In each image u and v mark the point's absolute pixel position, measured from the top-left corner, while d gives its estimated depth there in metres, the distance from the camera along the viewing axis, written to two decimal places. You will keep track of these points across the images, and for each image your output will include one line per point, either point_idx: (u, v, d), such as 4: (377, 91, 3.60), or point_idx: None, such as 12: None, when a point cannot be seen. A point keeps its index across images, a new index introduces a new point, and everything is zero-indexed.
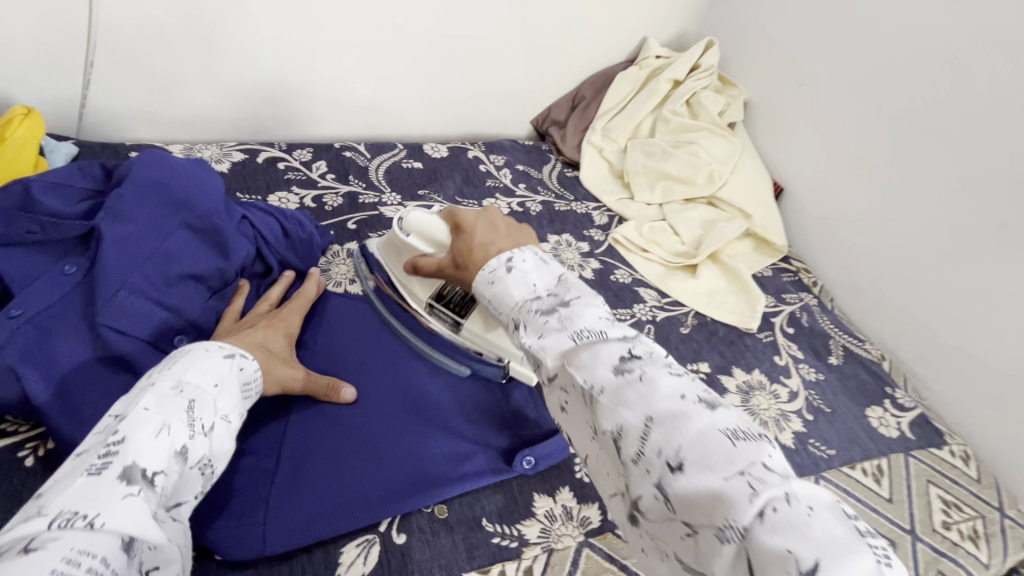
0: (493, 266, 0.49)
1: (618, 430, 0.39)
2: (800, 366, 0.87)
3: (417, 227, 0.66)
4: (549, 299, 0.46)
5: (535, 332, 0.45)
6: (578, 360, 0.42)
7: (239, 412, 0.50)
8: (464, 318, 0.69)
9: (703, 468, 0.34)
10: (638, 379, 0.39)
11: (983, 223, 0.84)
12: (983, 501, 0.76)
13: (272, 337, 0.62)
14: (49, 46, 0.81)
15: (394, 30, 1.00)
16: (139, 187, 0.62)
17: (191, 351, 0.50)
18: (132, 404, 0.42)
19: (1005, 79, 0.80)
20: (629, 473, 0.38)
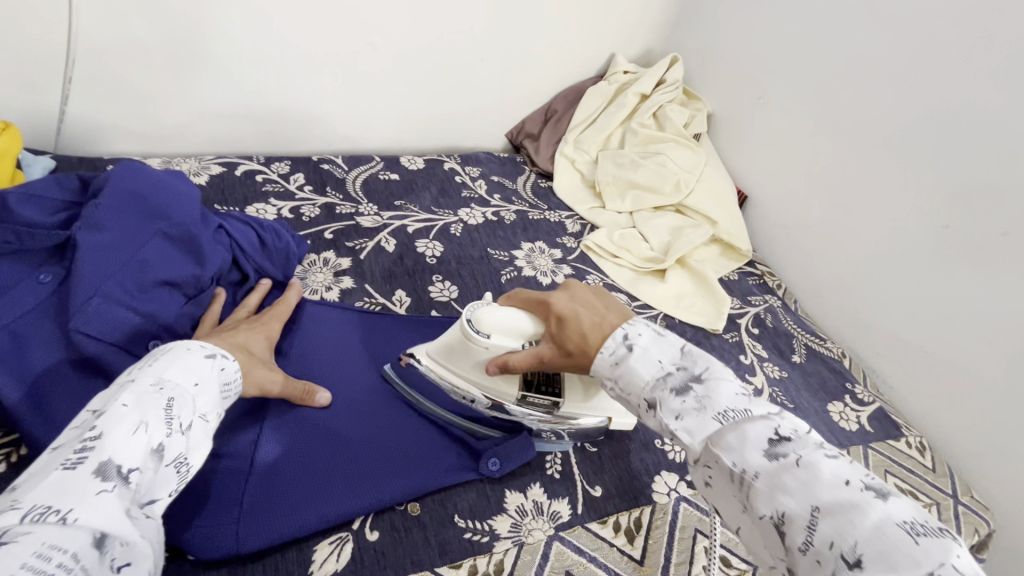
0: (613, 347, 0.54)
1: (779, 515, 0.40)
2: (765, 365, 0.91)
3: (495, 324, 0.64)
4: (680, 375, 0.49)
5: (669, 404, 0.48)
6: (725, 442, 0.45)
7: (216, 412, 0.52)
8: (562, 395, 0.66)
9: (882, 564, 0.35)
10: (795, 465, 0.41)
11: (928, 224, 0.89)
12: (937, 488, 0.79)
13: (253, 341, 0.64)
14: (28, 63, 0.82)
15: (370, 48, 1.04)
16: (117, 197, 0.63)
17: (174, 351, 0.53)
18: (111, 401, 0.44)
19: (943, 91, 0.86)
20: (795, 559, 0.40)
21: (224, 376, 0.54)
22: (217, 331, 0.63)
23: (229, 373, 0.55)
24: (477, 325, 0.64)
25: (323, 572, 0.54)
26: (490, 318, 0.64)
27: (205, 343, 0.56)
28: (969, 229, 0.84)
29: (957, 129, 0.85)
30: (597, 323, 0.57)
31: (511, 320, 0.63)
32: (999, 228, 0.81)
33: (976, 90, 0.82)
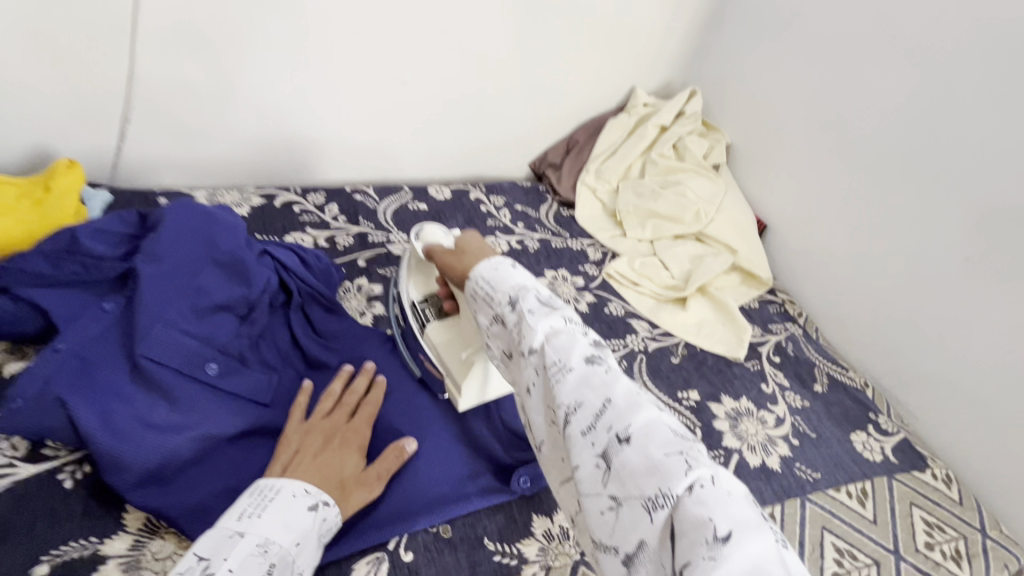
0: (500, 262, 0.56)
1: (576, 405, 0.43)
2: (787, 394, 0.92)
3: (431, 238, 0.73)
4: (542, 293, 0.52)
5: (529, 301, 0.50)
6: (556, 341, 0.47)
7: (312, 567, 0.52)
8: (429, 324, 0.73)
9: (647, 446, 0.40)
10: (605, 371, 0.45)
11: (949, 256, 0.91)
12: (965, 522, 0.79)
13: (347, 457, 0.61)
14: (92, 104, 0.89)
15: (403, 85, 1.10)
16: (171, 231, 0.68)
17: (281, 497, 0.53)
18: (219, 560, 0.46)
19: (961, 126, 0.89)
20: (573, 444, 0.43)
21: (324, 526, 0.54)
22: (310, 452, 0.60)
23: (331, 520, 0.55)
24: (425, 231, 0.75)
25: None
26: (430, 232, 0.73)
27: (309, 485, 0.55)
28: (991, 260, 0.86)
29: (976, 163, 0.87)
30: (471, 249, 0.61)
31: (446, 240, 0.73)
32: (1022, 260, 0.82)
33: (994, 126, 0.85)
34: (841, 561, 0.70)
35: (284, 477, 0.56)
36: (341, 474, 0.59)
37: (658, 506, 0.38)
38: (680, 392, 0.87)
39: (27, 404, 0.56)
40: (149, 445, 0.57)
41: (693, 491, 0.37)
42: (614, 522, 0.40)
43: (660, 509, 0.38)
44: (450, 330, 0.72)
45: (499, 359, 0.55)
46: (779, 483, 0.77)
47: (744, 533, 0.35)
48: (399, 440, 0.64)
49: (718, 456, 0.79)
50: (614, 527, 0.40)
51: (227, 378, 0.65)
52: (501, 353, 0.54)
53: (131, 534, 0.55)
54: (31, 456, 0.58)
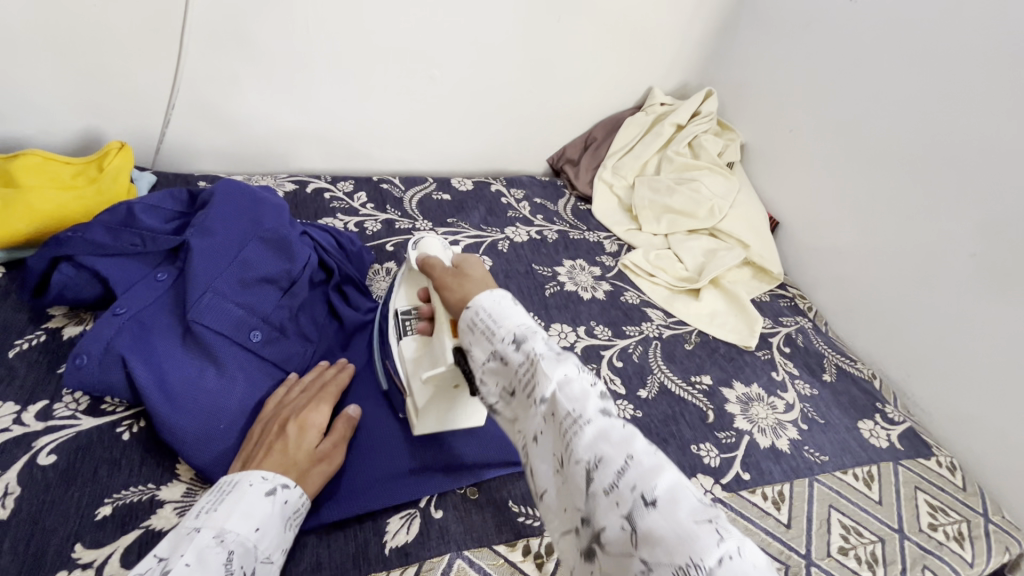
0: (499, 296, 0.55)
1: (594, 459, 0.42)
2: (796, 381, 0.95)
3: (432, 249, 0.71)
4: (546, 342, 0.50)
5: (538, 344, 0.50)
6: (568, 391, 0.45)
7: (281, 547, 0.52)
8: (404, 339, 0.67)
9: (675, 510, 0.38)
10: (619, 426, 0.44)
11: (957, 252, 0.94)
12: (968, 506, 0.82)
13: (307, 433, 0.59)
14: (140, 90, 0.95)
15: (430, 80, 1.14)
16: (220, 209, 0.73)
17: (237, 487, 0.51)
18: (175, 555, 0.46)
19: (968, 127, 0.92)
20: (595, 503, 0.41)
21: (288, 508, 0.53)
22: (267, 441, 0.58)
23: (293, 501, 0.54)
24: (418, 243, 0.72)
25: (395, 542, 0.59)
26: (428, 243, 0.71)
27: (266, 470, 0.54)
28: (996, 256, 0.89)
29: (982, 162, 0.90)
30: (470, 272, 0.61)
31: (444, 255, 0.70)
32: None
33: (998, 127, 0.88)
34: (848, 537, 0.73)
35: (242, 470, 0.55)
36: (298, 453, 0.57)
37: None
38: (693, 376, 0.91)
39: (92, 361, 0.61)
40: (198, 406, 0.62)
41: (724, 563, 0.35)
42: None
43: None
44: (421, 351, 0.65)
45: (497, 401, 0.53)
46: (788, 463, 0.80)
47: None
48: (348, 416, 0.64)
49: (730, 436, 0.82)
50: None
51: (269, 347, 0.69)
52: (501, 397, 0.53)
53: (183, 483, 0.59)
54: (92, 410, 0.62)
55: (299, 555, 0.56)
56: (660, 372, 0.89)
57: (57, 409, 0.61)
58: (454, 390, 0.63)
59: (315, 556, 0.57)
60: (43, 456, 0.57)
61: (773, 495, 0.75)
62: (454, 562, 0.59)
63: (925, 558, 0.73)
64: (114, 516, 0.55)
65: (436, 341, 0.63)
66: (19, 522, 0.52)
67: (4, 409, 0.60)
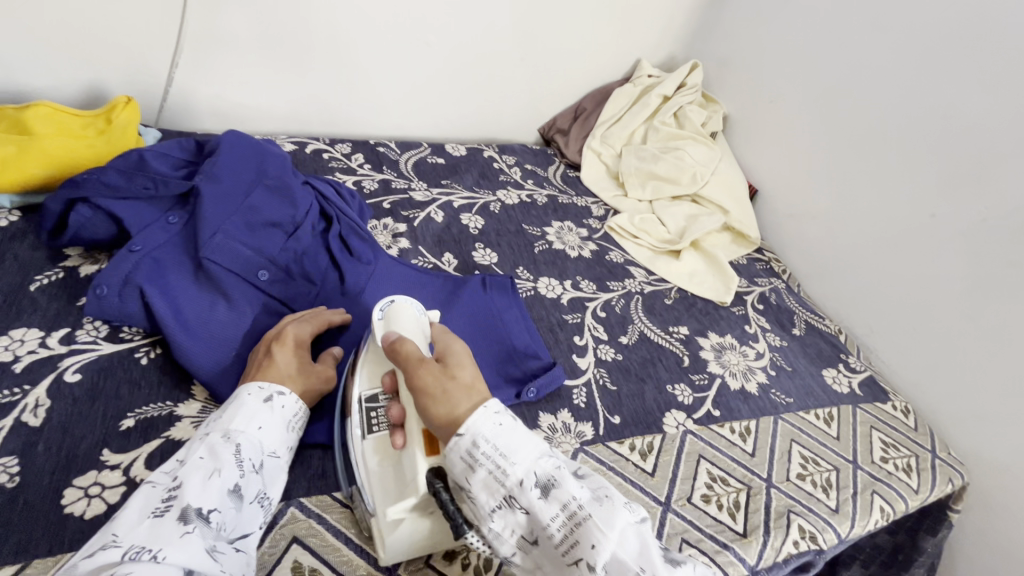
0: (501, 415, 0.51)
1: None
2: (767, 334, 1.02)
3: (403, 326, 0.62)
4: (576, 486, 0.48)
5: (568, 486, 0.48)
6: (627, 545, 0.45)
7: (286, 445, 0.57)
8: (370, 440, 0.58)
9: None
10: (686, 575, 0.45)
11: (918, 214, 1.00)
12: (917, 444, 0.90)
13: (291, 351, 0.64)
14: (145, 46, 0.97)
15: (426, 46, 1.18)
16: (227, 157, 0.78)
17: (237, 398, 0.57)
18: (190, 452, 0.51)
19: (933, 94, 0.97)
20: None
21: (286, 412, 0.58)
22: (254, 363, 0.63)
23: (290, 406, 0.59)
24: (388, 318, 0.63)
25: None
26: (400, 311, 0.63)
27: (262, 383, 0.59)
28: (953, 216, 0.95)
29: (944, 128, 0.96)
30: (459, 378, 0.55)
31: (419, 333, 0.62)
32: (977, 216, 0.92)
33: (960, 95, 0.94)
34: (806, 465, 0.80)
35: (240, 386, 0.59)
36: (288, 368, 0.62)
37: None
38: (671, 327, 0.97)
39: (112, 292, 0.66)
40: (210, 334, 0.67)
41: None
42: None
43: None
44: (389, 468, 0.57)
45: (514, 552, 0.49)
46: (755, 403, 0.87)
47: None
48: (331, 350, 0.69)
49: (703, 378, 0.88)
50: None
51: (275, 286, 0.74)
52: (517, 547, 0.49)
53: (198, 401, 0.64)
54: (112, 337, 0.67)
55: (308, 464, 0.62)
56: (640, 322, 0.95)
57: (79, 335, 0.66)
58: (428, 514, 0.55)
59: (321, 465, 0.62)
60: (70, 375, 0.62)
61: (740, 429, 0.82)
62: None
63: (874, 484, 0.80)
64: (137, 427, 0.60)
65: (407, 458, 0.55)
66: (51, 428, 0.57)
67: (29, 333, 0.65)
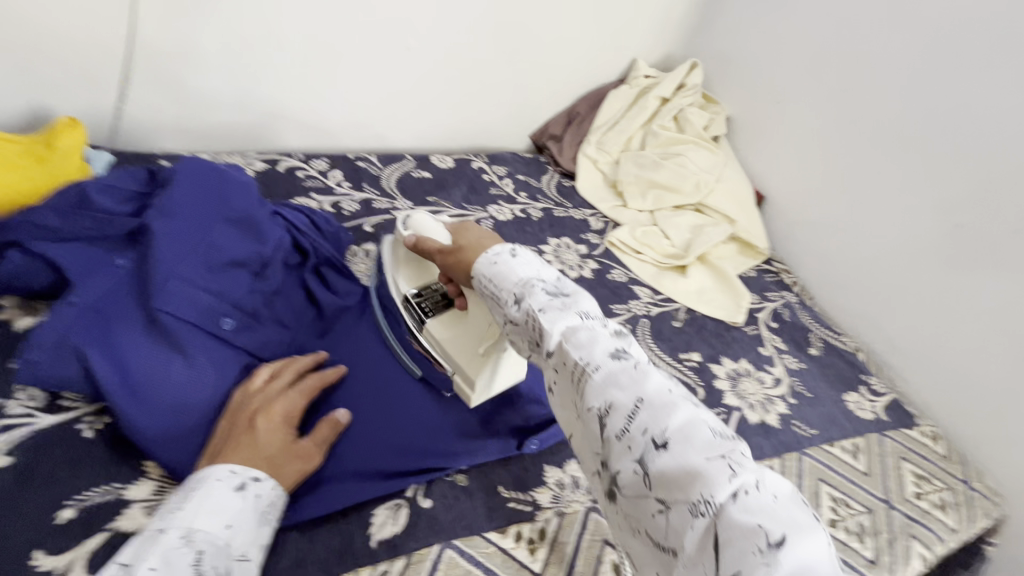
0: (498, 252, 0.56)
1: (634, 473, 0.40)
2: (784, 356, 0.95)
3: (420, 224, 0.70)
4: (551, 290, 0.51)
5: (538, 298, 0.50)
6: (575, 347, 0.46)
7: (258, 542, 0.49)
8: (427, 317, 0.69)
9: (683, 446, 0.39)
10: (638, 402, 0.41)
11: (941, 223, 0.93)
12: (950, 474, 0.83)
13: (271, 428, 0.56)
14: (89, 61, 0.87)
15: (406, 50, 1.09)
16: (184, 188, 0.68)
17: (203, 482, 0.49)
18: (138, 557, 0.43)
19: (955, 94, 0.90)
20: (633, 491, 0.40)
21: (261, 502, 0.51)
22: (230, 439, 0.55)
23: (267, 494, 0.51)
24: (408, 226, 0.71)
25: (382, 534, 0.57)
26: (420, 221, 0.70)
27: (235, 464, 0.52)
28: (981, 227, 0.88)
29: (967, 131, 0.89)
30: (466, 240, 0.62)
31: (438, 225, 0.69)
32: (1008, 226, 0.85)
33: (986, 96, 0.87)
34: (837, 509, 0.73)
35: (208, 466, 0.52)
36: (266, 449, 0.54)
37: (702, 513, 0.36)
38: (682, 354, 0.89)
39: (46, 355, 0.56)
40: (163, 399, 0.58)
41: (737, 497, 0.36)
42: (664, 541, 0.38)
43: (707, 518, 0.36)
44: (450, 327, 0.68)
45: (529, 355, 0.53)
46: (777, 438, 0.80)
47: (796, 532, 0.33)
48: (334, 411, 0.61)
49: (720, 413, 0.81)
50: (666, 536, 0.38)
51: (244, 334, 0.65)
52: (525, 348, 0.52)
53: (152, 480, 0.56)
54: (49, 408, 0.58)
55: (281, 551, 0.54)
56: (649, 350, 0.88)
57: (8, 408, 0.57)
58: (484, 356, 0.64)
59: (297, 551, 0.54)
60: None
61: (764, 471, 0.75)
62: (445, 553, 0.57)
63: (911, 526, 0.74)
64: (78, 519, 0.51)
65: (472, 316, 0.67)
66: None
67: None
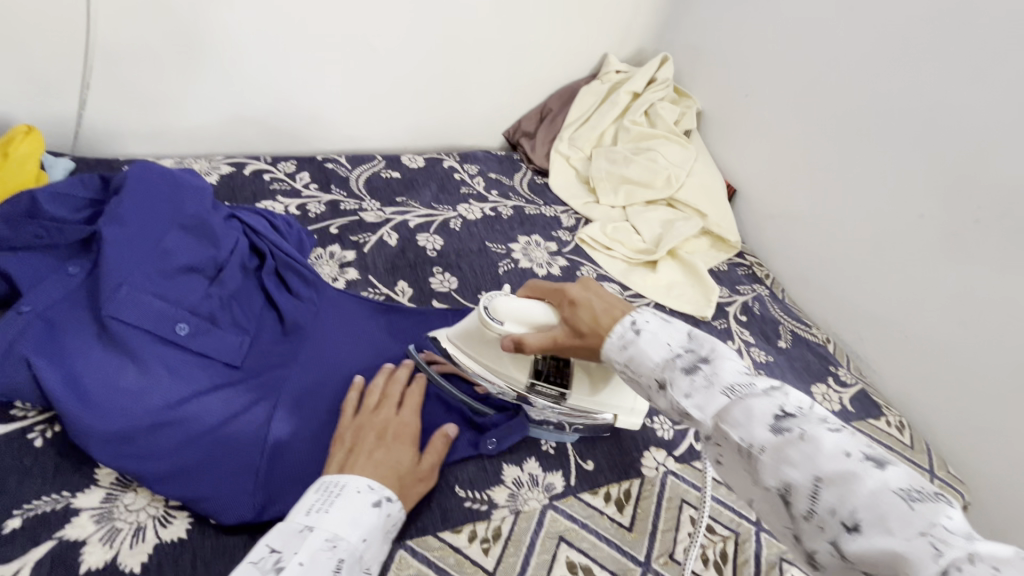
0: (621, 332, 0.58)
1: (832, 545, 0.40)
2: (752, 349, 0.95)
3: (511, 312, 0.67)
4: (688, 356, 0.53)
5: (676, 381, 0.52)
6: (731, 418, 0.47)
7: (379, 560, 0.53)
8: (568, 387, 0.68)
9: (881, 528, 0.38)
10: (798, 438, 0.43)
11: (905, 214, 0.93)
12: (915, 464, 0.84)
13: (404, 446, 0.61)
14: (48, 68, 0.87)
15: (371, 50, 1.08)
16: (136, 194, 0.68)
17: (346, 490, 0.53)
18: (289, 549, 0.48)
19: (917, 84, 0.90)
20: (800, 527, 0.43)
21: (389, 521, 0.54)
22: (365, 449, 0.59)
23: (395, 514, 0.55)
24: (492, 314, 0.68)
25: None
26: (505, 308, 0.68)
27: (375, 479, 0.56)
28: (943, 217, 0.88)
29: (929, 121, 0.89)
30: (583, 301, 0.63)
31: (523, 305, 0.67)
32: (969, 216, 0.86)
33: (947, 86, 0.87)
34: None
35: (343, 476, 0.55)
36: (401, 467, 0.59)
37: None
38: None
39: None
40: (114, 406, 0.57)
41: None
42: None
43: None
44: (587, 380, 0.68)
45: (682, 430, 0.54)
46: None
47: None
48: (444, 427, 0.66)
49: None
50: None
51: (199, 339, 0.65)
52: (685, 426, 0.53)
53: (102, 488, 0.57)
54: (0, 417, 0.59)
55: (231, 556, 0.55)
56: None
57: None
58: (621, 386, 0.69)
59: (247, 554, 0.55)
60: None
61: None
62: (396, 553, 0.57)
63: None
64: (24, 528, 0.52)
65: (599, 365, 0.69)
66: None
67: None
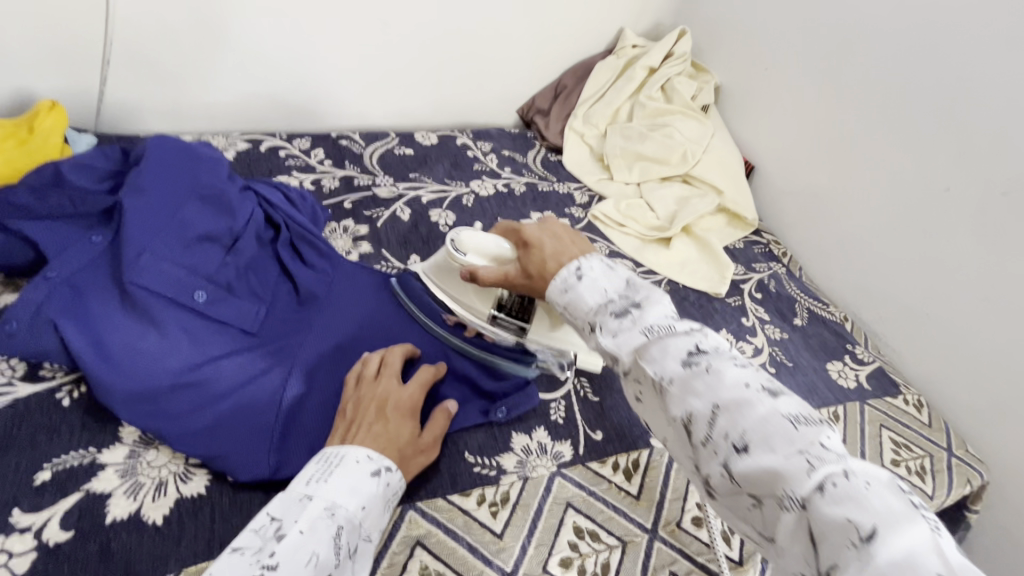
0: (564, 276, 0.57)
1: (722, 467, 0.42)
2: (766, 326, 0.94)
3: (474, 245, 0.70)
4: (622, 301, 0.53)
5: (604, 320, 0.52)
6: (648, 354, 0.48)
7: (381, 526, 0.53)
8: (529, 322, 0.70)
9: (766, 449, 0.40)
10: (705, 370, 0.44)
11: (930, 187, 0.90)
12: (932, 442, 0.83)
13: (405, 420, 0.60)
14: (68, 43, 0.88)
15: (383, 25, 1.08)
16: (156, 166, 0.69)
17: (344, 460, 0.53)
18: (289, 518, 0.48)
19: (946, 51, 0.87)
20: (699, 454, 0.44)
21: (389, 490, 0.54)
22: (364, 422, 0.58)
23: (394, 484, 0.55)
24: (458, 246, 0.71)
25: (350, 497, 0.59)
26: (470, 241, 0.70)
27: (374, 450, 0.55)
28: (970, 191, 0.85)
29: (958, 89, 0.86)
30: (538, 242, 0.62)
31: (489, 241, 0.70)
32: (997, 188, 0.82)
33: (977, 52, 0.83)
34: None
35: (342, 446, 0.55)
36: (400, 441, 0.58)
37: (789, 508, 0.38)
38: None
39: (22, 327, 0.59)
40: (135, 367, 0.59)
41: (825, 490, 0.37)
42: (763, 527, 0.41)
43: (794, 511, 0.38)
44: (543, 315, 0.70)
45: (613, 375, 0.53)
46: None
47: (892, 527, 0.34)
48: (445, 402, 0.65)
49: None
50: (766, 530, 0.40)
51: (217, 305, 0.66)
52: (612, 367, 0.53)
53: (126, 445, 0.59)
54: (31, 377, 0.62)
55: (248, 512, 0.57)
56: None
57: None
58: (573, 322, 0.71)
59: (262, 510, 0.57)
60: None
61: None
62: (406, 514, 0.58)
63: None
64: (53, 480, 0.55)
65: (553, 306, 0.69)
66: None
67: None
